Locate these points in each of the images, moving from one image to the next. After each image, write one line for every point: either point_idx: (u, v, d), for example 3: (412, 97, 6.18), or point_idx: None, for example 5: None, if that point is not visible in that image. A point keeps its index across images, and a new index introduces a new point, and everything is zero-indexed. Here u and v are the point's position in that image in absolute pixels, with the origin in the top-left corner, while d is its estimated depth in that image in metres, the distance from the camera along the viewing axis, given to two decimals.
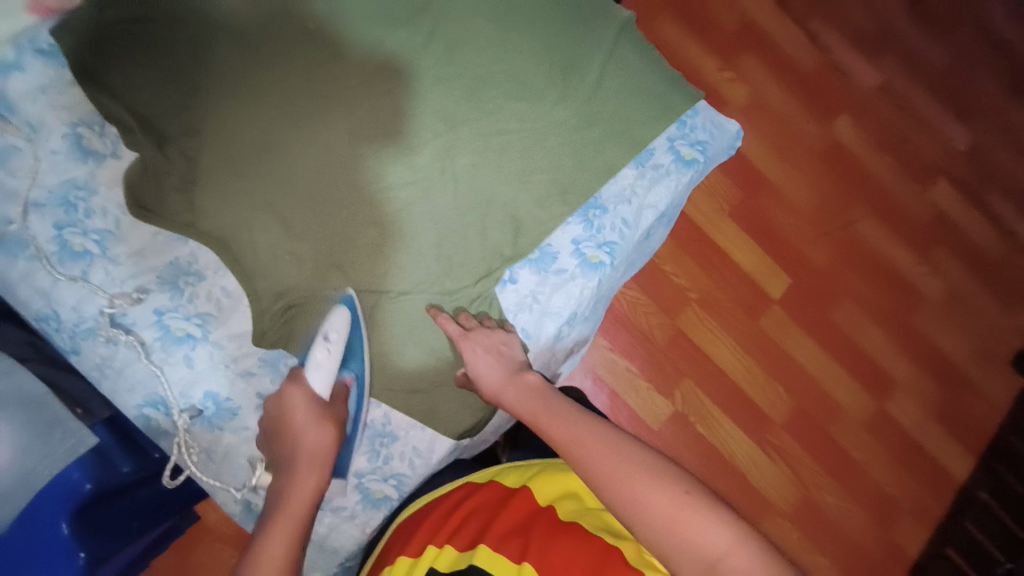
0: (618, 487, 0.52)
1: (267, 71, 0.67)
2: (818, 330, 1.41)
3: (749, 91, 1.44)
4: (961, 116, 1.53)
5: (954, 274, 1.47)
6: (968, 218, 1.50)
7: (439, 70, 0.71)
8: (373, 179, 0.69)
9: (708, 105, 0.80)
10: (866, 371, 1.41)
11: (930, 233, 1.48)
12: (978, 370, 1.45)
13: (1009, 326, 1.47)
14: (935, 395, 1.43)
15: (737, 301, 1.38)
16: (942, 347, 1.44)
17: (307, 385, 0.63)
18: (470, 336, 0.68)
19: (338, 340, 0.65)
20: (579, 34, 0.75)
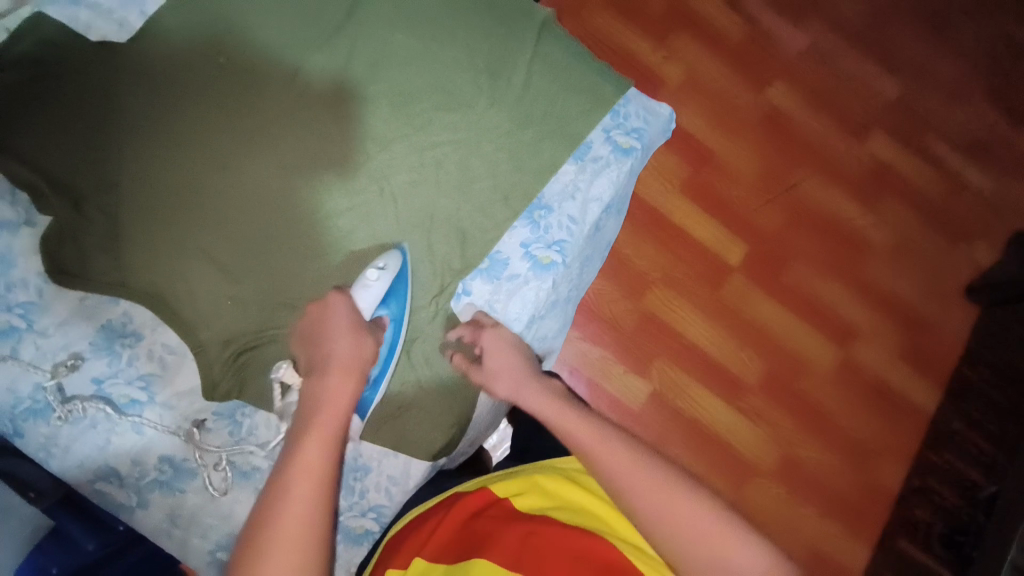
0: (650, 502, 0.52)
1: (184, 113, 0.65)
2: (779, 291, 1.44)
3: (682, 70, 1.48)
4: (886, 68, 1.58)
5: (898, 220, 1.53)
6: (905, 164, 1.56)
7: (363, 90, 0.70)
8: (308, 209, 0.68)
9: (639, 92, 0.80)
10: (829, 325, 1.45)
11: (871, 184, 1.53)
12: (933, 308, 1.50)
13: (958, 262, 1.54)
14: (898, 338, 1.48)
15: (699, 275, 1.41)
16: (898, 291, 1.50)
17: (353, 298, 0.65)
18: (494, 329, 0.68)
19: (389, 273, 0.67)
20: (501, 37, 0.75)
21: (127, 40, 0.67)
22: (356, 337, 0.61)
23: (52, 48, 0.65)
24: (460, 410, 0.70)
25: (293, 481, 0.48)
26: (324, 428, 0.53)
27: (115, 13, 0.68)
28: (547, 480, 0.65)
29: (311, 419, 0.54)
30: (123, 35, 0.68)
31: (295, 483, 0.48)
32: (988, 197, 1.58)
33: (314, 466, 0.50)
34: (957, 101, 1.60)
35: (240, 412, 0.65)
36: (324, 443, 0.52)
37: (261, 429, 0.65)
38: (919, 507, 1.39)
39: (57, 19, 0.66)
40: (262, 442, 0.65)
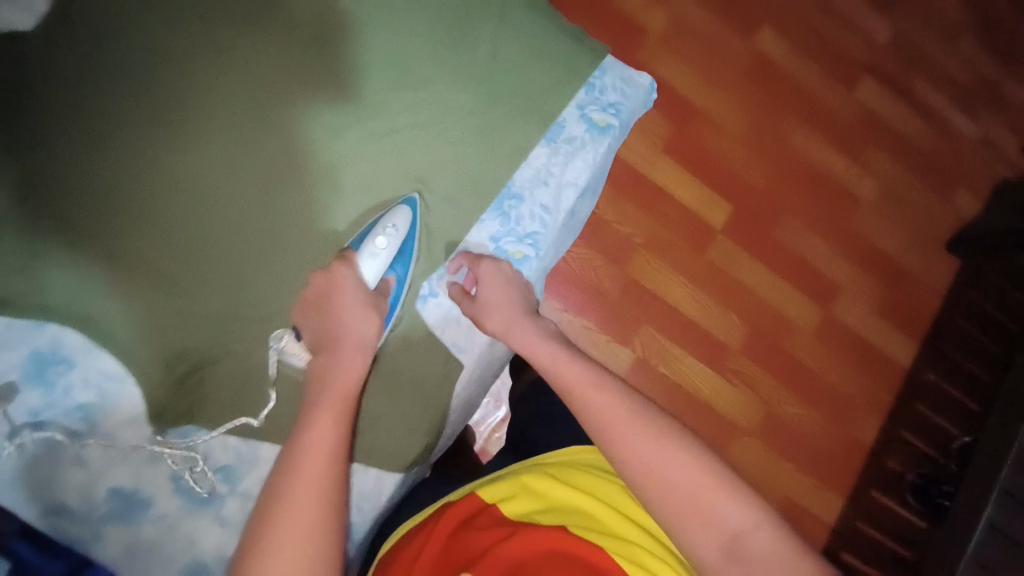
0: (641, 451, 0.51)
1: (99, 106, 0.57)
2: (764, 250, 1.41)
3: (665, 16, 1.37)
4: (876, 8, 1.52)
5: (885, 172, 1.49)
6: (894, 112, 1.51)
7: (306, 70, 0.62)
8: (253, 207, 0.61)
9: (617, 61, 0.72)
10: (813, 282, 1.43)
11: (859, 134, 1.48)
12: (915, 261, 1.49)
13: (942, 213, 1.52)
14: (879, 292, 1.47)
15: (682, 237, 1.36)
16: (882, 245, 1.48)
17: (357, 265, 0.60)
18: (493, 263, 0.65)
19: (398, 233, 0.61)
20: (461, 2, 0.67)
21: (34, 29, 0.58)
22: (365, 308, 0.59)
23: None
24: (432, 419, 0.66)
25: (309, 450, 0.47)
26: (335, 402, 0.51)
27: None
28: (536, 481, 0.62)
29: (323, 392, 0.52)
30: (32, 20, 0.59)
31: (305, 458, 0.46)
32: (973, 145, 1.56)
33: (329, 438, 0.48)
34: (947, 42, 1.55)
35: (193, 437, 0.61)
36: (333, 419, 0.50)
37: (217, 452, 0.62)
38: (891, 455, 1.44)
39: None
40: (222, 465, 0.62)
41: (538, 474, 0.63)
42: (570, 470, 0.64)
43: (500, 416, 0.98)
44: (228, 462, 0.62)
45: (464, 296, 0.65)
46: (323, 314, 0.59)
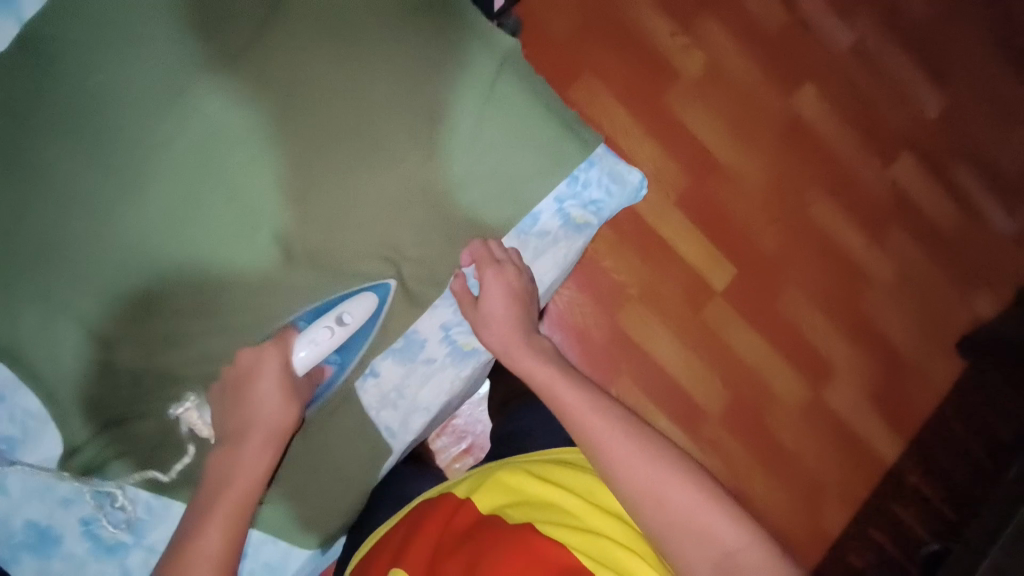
0: (637, 469, 0.56)
1: (54, 148, 0.57)
2: (761, 318, 1.31)
3: (701, 60, 1.30)
4: (934, 78, 1.40)
5: (906, 256, 1.38)
6: (928, 194, 1.40)
7: (268, 129, 0.59)
8: (192, 264, 0.59)
9: (608, 154, 0.69)
10: (806, 360, 1.33)
11: (887, 214, 1.38)
12: (922, 355, 1.38)
13: (962, 310, 1.40)
14: (875, 381, 1.36)
15: (677, 292, 1.28)
16: (888, 333, 1.37)
17: (294, 349, 0.60)
18: (498, 268, 0.65)
19: (348, 327, 0.62)
20: (448, 71, 0.63)
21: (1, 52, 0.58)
22: (280, 398, 0.59)
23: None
24: (353, 502, 0.67)
25: (193, 558, 0.53)
26: (227, 507, 0.56)
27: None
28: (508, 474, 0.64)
29: (216, 497, 0.56)
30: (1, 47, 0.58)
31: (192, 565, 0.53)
32: (1010, 242, 1.43)
33: (214, 549, 0.54)
34: (1004, 126, 1.43)
35: (97, 492, 0.59)
36: (223, 523, 0.55)
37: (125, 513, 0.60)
38: (854, 552, 1.30)
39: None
40: (128, 521, 0.61)
41: (510, 469, 0.65)
42: (548, 466, 0.66)
43: (461, 448, 1.04)
44: (136, 520, 0.61)
45: (467, 300, 0.67)
46: (236, 398, 0.59)
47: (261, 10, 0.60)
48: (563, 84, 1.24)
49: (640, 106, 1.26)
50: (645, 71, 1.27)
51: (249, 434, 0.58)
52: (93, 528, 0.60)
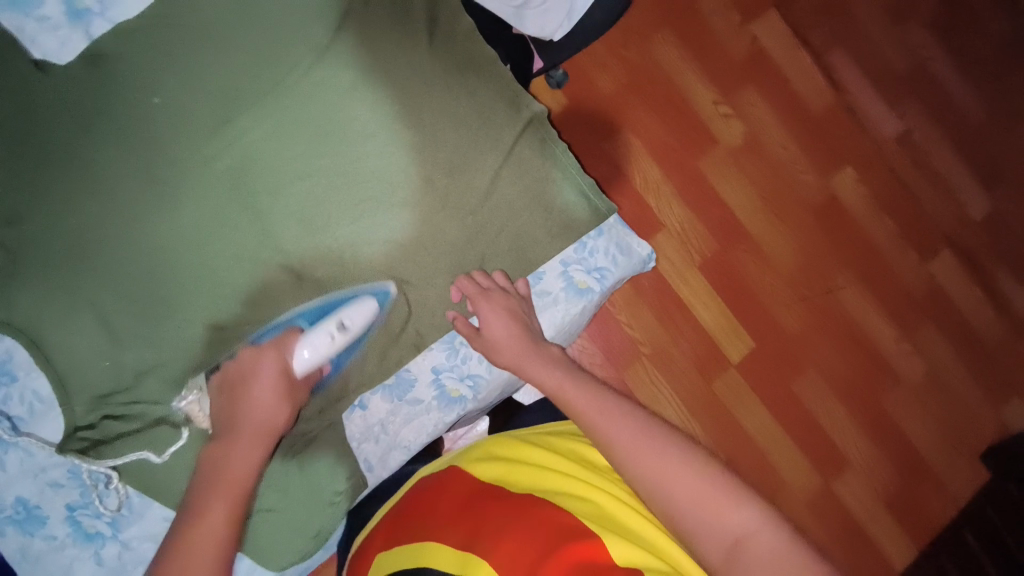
0: (640, 461, 0.55)
1: (101, 154, 0.61)
2: (775, 399, 1.26)
3: (742, 130, 1.27)
4: (978, 178, 1.38)
5: (935, 355, 1.32)
6: (965, 294, 1.35)
7: (300, 164, 0.65)
8: (209, 279, 0.63)
9: (618, 224, 0.74)
10: (820, 450, 1.27)
11: (921, 310, 1.32)
12: (943, 462, 1.31)
13: (987, 418, 1.33)
14: (891, 483, 1.29)
15: (691, 359, 1.24)
16: (908, 434, 1.30)
17: (291, 354, 0.61)
18: (490, 298, 0.66)
19: (351, 331, 0.63)
20: (474, 128, 0.68)
21: (67, 62, 0.63)
22: (275, 397, 0.60)
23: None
24: (320, 527, 0.67)
25: (193, 547, 0.53)
26: (229, 494, 0.56)
27: (56, 29, 0.63)
28: (520, 443, 0.65)
29: (214, 487, 0.56)
30: (65, 57, 0.63)
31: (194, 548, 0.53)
32: None
33: (217, 536, 0.54)
34: None
35: (91, 475, 0.63)
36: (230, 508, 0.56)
37: (108, 505, 0.63)
38: None
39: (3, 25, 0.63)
40: (110, 513, 0.64)
41: (501, 441, 0.66)
42: (541, 437, 0.67)
43: None
44: (118, 512, 0.64)
45: (472, 332, 0.68)
46: (233, 394, 0.61)
47: (306, 51, 0.64)
48: (597, 137, 1.22)
49: (672, 169, 1.25)
50: (683, 135, 1.25)
51: (255, 431, 0.59)
52: (77, 513, 0.63)
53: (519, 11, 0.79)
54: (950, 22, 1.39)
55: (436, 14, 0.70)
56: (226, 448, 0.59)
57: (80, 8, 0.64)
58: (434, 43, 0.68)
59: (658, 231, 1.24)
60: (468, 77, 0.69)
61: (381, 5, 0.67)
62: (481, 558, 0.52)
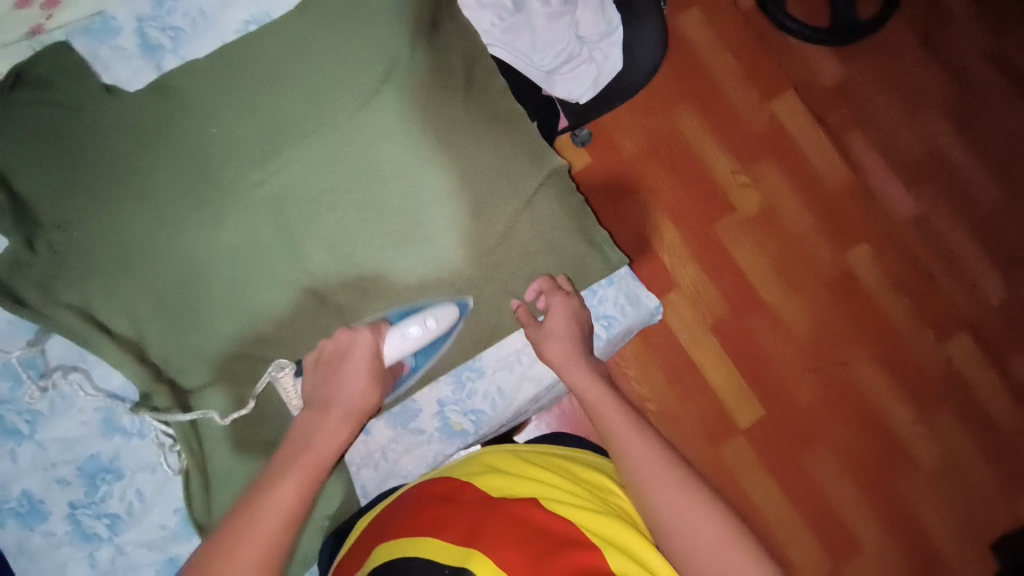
0: (663, 498, 0.57)
1: (157, 174, 0.67)
2: (783, 472, 1.24)
3: (759, 201, 1.31)
4: (999, 268, 1.36)
5: (951, 441, 1.28)
6: (985, 382, 1.31)
7: (336, 197, 0.70)
8: (238, 295, 0.67)
9: (628, 275, 0.78)
10: (828, 530, 1.22)
11: (937, 394, 1.30)
12: (959, 557, 1.24)
13: (1007, 512, 1.27)
14: (903, 574, 1.23)
15: (698, 422, 1.23)
16: (923, 524, 1.25)
17: (383, 343, 0.66)
18: (564, 296, 0.71)
19: (434, 329, 0.68)
20: (498, 177, 0.73)
21: (133, 87, 0.71)
22: (367, 379, 0.63)
23: (61, 81, 0.69)
24: (307, 552, 0.67)
25: (269, 507, 0.54)
26: (300, 472, 0.57)
27: (130, 59, 0.72)
28: (520, 458, 0.66)
29: (294, 460, 0.57)
30: (135, 84, 0.72)
31: (262, 521, 0.53)
32: None
33: (286, 503, 0.55)
34: None
35: (160, 436, 0.66)
36: (299, 487, 0.56)
37: (170, 466, 0.66)
38: None
39: (79, 50, 0.71)
40: (112, 513, 0.65)
41: (497, 453, 0.67)
42: (540, 455, 0.68)
43: None
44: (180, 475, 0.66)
45: (530, 321, 0.71)
46: (329, 371, 0.64)
47: (353, 97, 0.71)
48: (616, 197, 1.28)
49: (689, 232, 1.28)
50: (700, 200, 1.29)
51: (351, 413, 0.62)
52: (79, 511, 0.64)
53: (548, 75, 0.87)
54: (970, 111, 1.40)
55: (473, 75, 0.76)
56: (315, 421, 0.61)
57: (154, 43, 0.73)
58: (469, 97, 0.75)
59: (671, 290, 1.26)
60: (497, 130, 0.74)
61: (424, 60, 0.73)
62: (486, 558, 0.52)
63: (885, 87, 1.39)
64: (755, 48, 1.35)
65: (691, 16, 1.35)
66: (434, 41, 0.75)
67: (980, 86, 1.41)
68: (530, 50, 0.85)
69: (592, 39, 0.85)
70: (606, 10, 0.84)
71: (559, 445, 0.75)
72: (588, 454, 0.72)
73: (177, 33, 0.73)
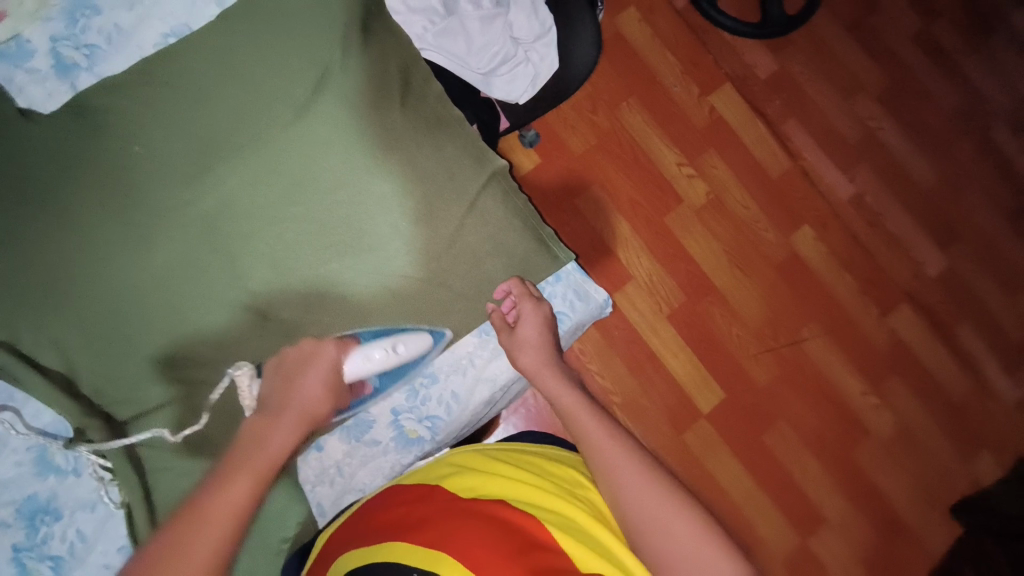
0: (629, 493, 0.57)
1: (77, 197, 0.64)
2: (747, 452, 1.27)
3: (705, 191, 1.35)
4: (932, 241, 1.43)
5: (901, 408, 1.35)
6: (927, 350, 1.38)
7: (274, 212, 0.68)
8: (175, 319, 0.65)
9: (576, 270, 0.79)
10: (794, 504, 1.27)
11: (884, 364, 1.36)
12: (916, 518, 1.30)
13: (956, 472, 1.34)
14: (866, 540, 1.28)
15: (662, 410, 1.25)
16: (880, 490, 1.31)
17: (346, 359, 0.66)
18: (536, 304, 0.71)
19: (401, 354, 0.68)
20: (440, 182, 0.73)
21: (50, 110, 0.68)
22: (324, 391, 0.63)
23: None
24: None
25: (214, 506, 0.51)
26: (255, 470, 0.54)
27: (45, 80, 0.69)
28: (488, 457, 0.66)
29: (244, 460, 0.55)
30: (51, 105, 0.69)
31: (211, 522, 0.49)
32: (1010, 408, 1.39)
33: (235, 503, 0.51)
34: (1005, 294, 1.43)
35: (96, 470, 0.63)
36: (252, 486, 0.53)
37: (112, 499, 0.64)
38: None
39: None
40: (56, 554, 0.62)
41: (463, 453, 0.68)
42: (511, 454, 0.68)
43: None
44: (121, 509, 0.64)
45: (504, 326, 0.72)
46: (286, 380, 0.63)
47: (287, 109, 0.70)
48: (568, 196, 1.30)
49: (641, 224, 1.31)
50: (650, 194, 1.32)
51: (304, 417, 0.61)
52: (22, 554, 0.61)
53: (486, 78, 0.87)
54: (898, 96, 1.48)
55: (408, 79, 0.76)
56: (266, 428, 0.58)
57: (70, 62, 0.70)
58: (406, 104, 0.74)
59: (627, 283, 1.29)
60: (435, 134, 0.74)
61: (357, 68, 0.72)
62: (449, 559, 0.51)
63: (818, 77, 1.45)
64: (693, 44, 1.39)
65: (629, 15, 1.38)
66: (368, 47, 0.74)
67: (905, 71, 1.49)
68: (467, 53, 0.86)
69: (527, 40, 0.86)
70: (539, 12, 0.86)
71: (527, 442, 0.75)
72: (557, 450, 0.73)
73: (93, 50, 0.70)
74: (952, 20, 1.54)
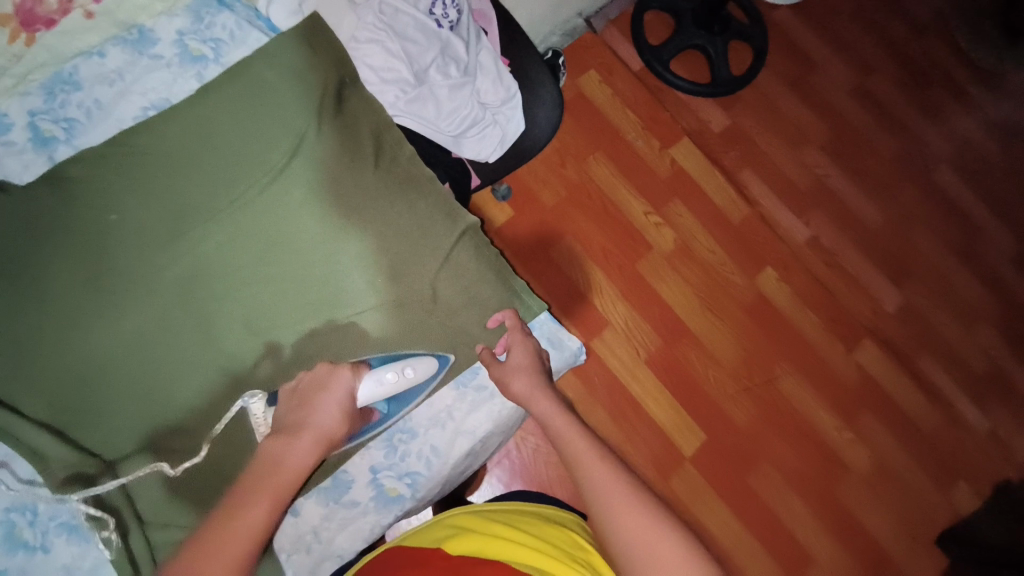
0: (617, 516, 0.56)
1: (52, 266, 0.65)
2: (732, 495, 1.27)
3: (673, 237, 1.40)
4: (888, 277, 1.51)
5: (878, 443, 1.37)
6: (897, 383, 1.42)
7: (247, 274, 0.69)
8: (147, 384, 0.65)
9: (549, 318, 0.81)
10: (782, 546, 1.26)
11: (857, 399, 1.39)
12: (903, 553, 1.31)
13: (937, 504, 1.35)
14: None
15: (646, 455, 1.26)
16: (866, 527, 1.31)
17: (359, 386, 0.66)
18: (524, 336, 0.73)
19: (411, 377, 0.69)
20: (414, 239, 0.74)
21: (26, 181, 0.70)
22: (340, 411, 0.63)
23: None
24: None
25: (227, 536, 0.50)
26: (273, 488, 0.54)
27: (21, 153, 0.70)
28: (486, 519, 0.66)
29: (264, 480, 0.55)
30: (27, 177, 0.70)
31: (228, 546, 0.49)
32: (982, 436, 1.43)
33: (255, 522, 0.51)
34: (961, 325, 1.50)
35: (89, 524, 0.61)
36: (270, 507, 0.53)
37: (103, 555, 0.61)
38: None
39: None
40: None
41: (461, 516, 0.67)
42: (507, 515, 0.67)
43: None
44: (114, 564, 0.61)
45: (493, 359, 0.72)
46: (300, 401, 0.63)
47: (262, 173, 0.72)
48: (542, 247, 1.34)
49: (614, 272, 1.35)
50: (620, 242, 1.37)
51: (318, 435, 0.60)
52: None
53: (457, 139, 0.91)
54: (842, 145, 1.59)
55: (381, 142, 0.79)
56: (282, 445, 0.58)
57: (47, 135, 0.72)
58: (380, 165, 0.77)
59: (603, 329, 1.32)
60: (409, 194, 0.76)
61: (332, 134, 0.75)
62: None
63: (767, 130, 1.56)
64: (651, 102, 1.48)
65: (590, 77, 1.47)
66: (341, 114, 0.77)
67: (846, 122, 1.61)
68: (436, 117, 0.89)
69: (494, 104, 0.92)
70: (504, 78, 0.92)
71: (520, 501, 0.75)
72: (554, 509, 0.72)
73: (72, 124, 0.72)
74: (886, 75, 1.67)
